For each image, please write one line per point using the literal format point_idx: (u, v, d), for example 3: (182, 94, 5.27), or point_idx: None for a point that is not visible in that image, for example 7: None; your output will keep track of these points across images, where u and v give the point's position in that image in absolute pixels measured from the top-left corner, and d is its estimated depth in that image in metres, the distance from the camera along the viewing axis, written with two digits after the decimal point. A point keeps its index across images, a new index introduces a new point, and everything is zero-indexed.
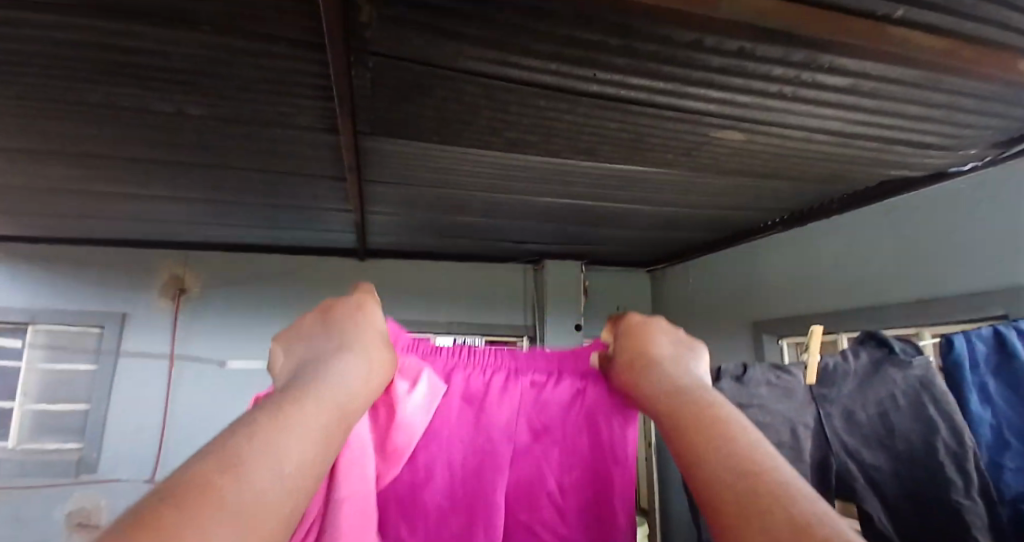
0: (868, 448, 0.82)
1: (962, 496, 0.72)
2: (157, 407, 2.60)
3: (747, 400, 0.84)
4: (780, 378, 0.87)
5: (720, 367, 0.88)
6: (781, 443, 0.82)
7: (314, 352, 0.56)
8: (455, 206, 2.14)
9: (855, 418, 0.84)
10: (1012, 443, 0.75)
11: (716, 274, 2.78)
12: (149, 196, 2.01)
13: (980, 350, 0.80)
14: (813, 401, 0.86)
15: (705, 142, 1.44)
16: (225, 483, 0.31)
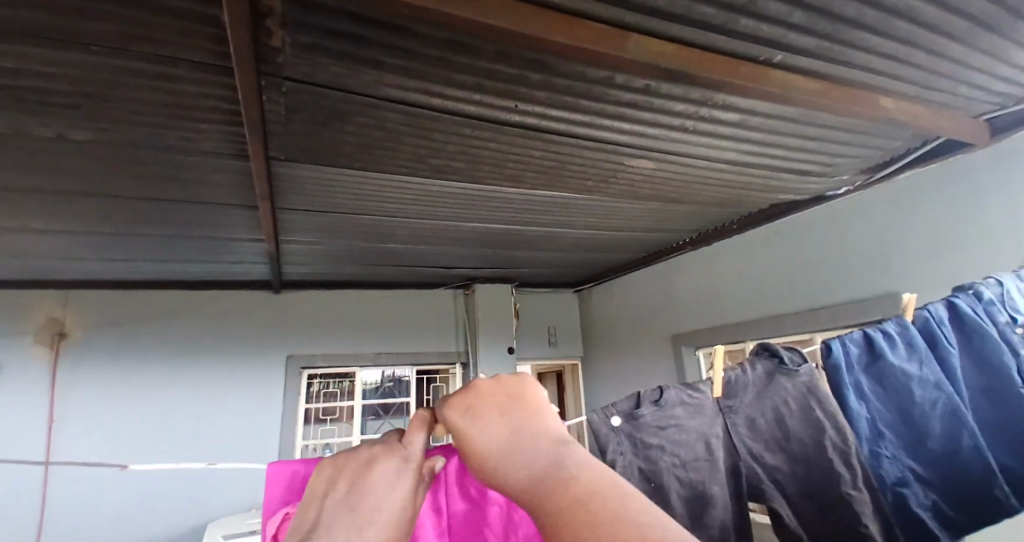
0: (769, 451, 0.86)
1: (850, 487, 0.81)
2: (30, 472, 2.21)
3: (665, 423, 0.83)
4: (693, 395, 0.86)
5: (637, 392, 0.85)
6: (697, 458, 0.82)
7: (354, 474, 0.63)
8: (380, 233, 2.09)
9: (755, 424, 0.87)
10: (884, 434, 0.86)
11: (636, 293, 2.93)
12: (20, 230, 1.76)
13: (853, 352, 0.90)
14: (719, 412, 0.87)
15: (620, 170, 1.54)
16: None
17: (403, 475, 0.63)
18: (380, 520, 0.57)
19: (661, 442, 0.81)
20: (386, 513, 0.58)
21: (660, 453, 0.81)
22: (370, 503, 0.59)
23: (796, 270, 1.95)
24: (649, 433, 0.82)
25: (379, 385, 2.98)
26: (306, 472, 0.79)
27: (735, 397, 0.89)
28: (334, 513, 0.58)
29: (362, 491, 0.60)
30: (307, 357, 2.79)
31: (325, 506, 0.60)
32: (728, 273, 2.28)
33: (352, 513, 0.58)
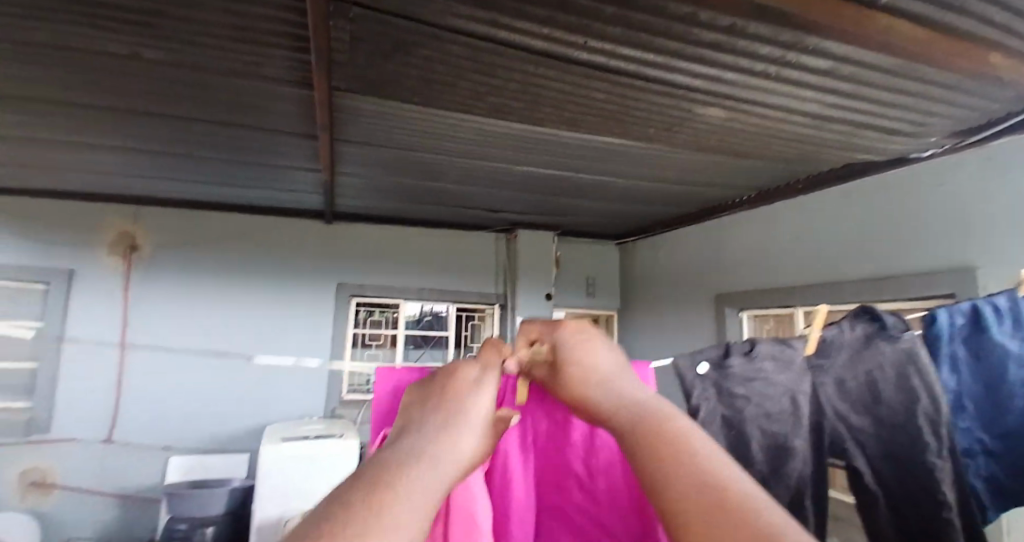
0: (855, 413, 0.89)
1: (935, 457, 0.83)
2: (113, 365, 2.49)
3: (754, 375, 0.87)
4: (785, 351, 0.89)
5: (729, 342, 0.89)
6: (783, 411, 0.87)
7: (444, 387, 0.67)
8: (432, 171, 2.10)
9: (845, 386, 0.89)
10: (967, 408, 0.87)
11: (683, 249, 2.87)
12: (92, 144, 1.84)
13: (958, 323, 0.88)
14: (810, 370, 0.89)
15: (687, 117, 1.47)
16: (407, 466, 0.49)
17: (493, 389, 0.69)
18: (469, 423, 0.61)
19: (747, 393, 0.87)
20: (475, 418, 0.62)
21: (745, 404, 0.87)
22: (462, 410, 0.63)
23: (861, 237, 1.85)
24: (737, 383, 0.87)
25: (419, 318, 3.12)
26: (410, 378, 0.90)
27: (828, 356, 0.90)
28: (425, 419, 0.61)
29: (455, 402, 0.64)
30: (356, 286, 2.92)
31: (410, 417, 0.63)
32: (787, 235, 2.19)
33: (444, 419, 0.61)
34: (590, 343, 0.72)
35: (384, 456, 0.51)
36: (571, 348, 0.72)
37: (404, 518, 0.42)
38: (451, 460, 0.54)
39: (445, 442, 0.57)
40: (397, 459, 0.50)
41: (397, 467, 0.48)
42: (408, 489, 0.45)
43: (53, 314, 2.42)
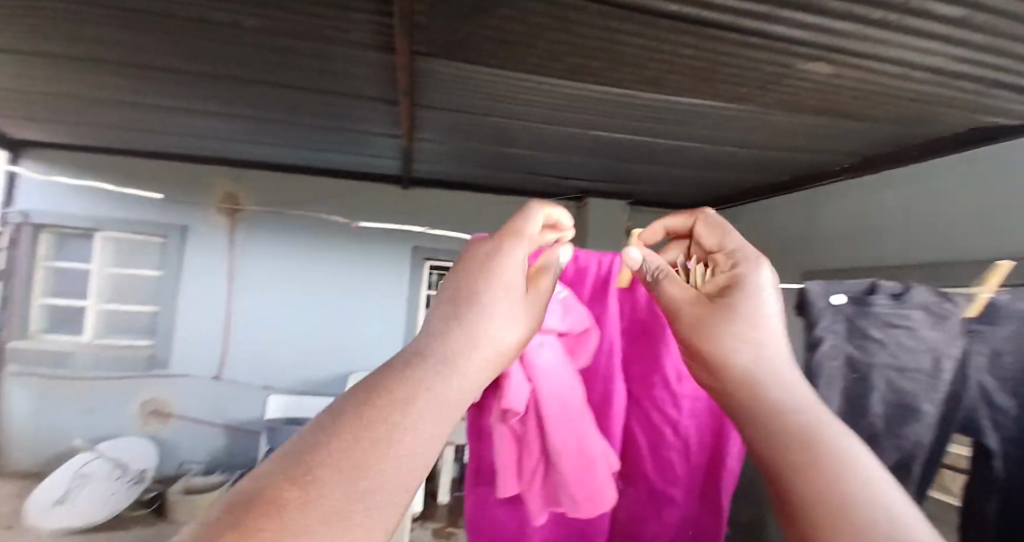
0: (1002, 390, 0.87)
1: None
2: (221, 312, 2.80)
3: (897, 320, 0.85)
4: (942, 306, 0.85)
5: (878, 282, 0.86)
6: (920, 367, 0.86)
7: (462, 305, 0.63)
8: (507, 137, 2.10)
9: (999, 361, 0.87)
10: None
11: (769, 220, 2.68)
12: (197, 112, 1.98)
13: None
14: (966, 334, 0.86)
15: (783, 74, 1.34)
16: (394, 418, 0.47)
17: (511, 306, 0.65)
18: (477, 358, 0.59)
19: (883, 337, 0.85)
20: (484, 351, 0.60)
21: (877, 348, 0.86)
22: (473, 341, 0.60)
23: (986, 212, 1.63)
24: (875, 326, 0.85)
25: None
26: None
27: (991, 325, 0.86)
28: (435, 343, 0.58)
29: (468, 325, 0.61)
30: (430, 249, 3.03)
31: (425, 331, 0.61)
32: (892, 208, 1.97)
33: (453, 348, 0.58)
34: (770, 290, 0.71)
35: (378, 393, 0.49)
36: (750, 282, 0.71)
37: (384, 491, 0.42)
38: (453, 409, 0.53)
39: (449, 381, 0.54)
40: (393, 404, 0.48)
41: (391, 418, 0.47)
42: (391, 456, 0.44)
43: (172, 266, 2.75)
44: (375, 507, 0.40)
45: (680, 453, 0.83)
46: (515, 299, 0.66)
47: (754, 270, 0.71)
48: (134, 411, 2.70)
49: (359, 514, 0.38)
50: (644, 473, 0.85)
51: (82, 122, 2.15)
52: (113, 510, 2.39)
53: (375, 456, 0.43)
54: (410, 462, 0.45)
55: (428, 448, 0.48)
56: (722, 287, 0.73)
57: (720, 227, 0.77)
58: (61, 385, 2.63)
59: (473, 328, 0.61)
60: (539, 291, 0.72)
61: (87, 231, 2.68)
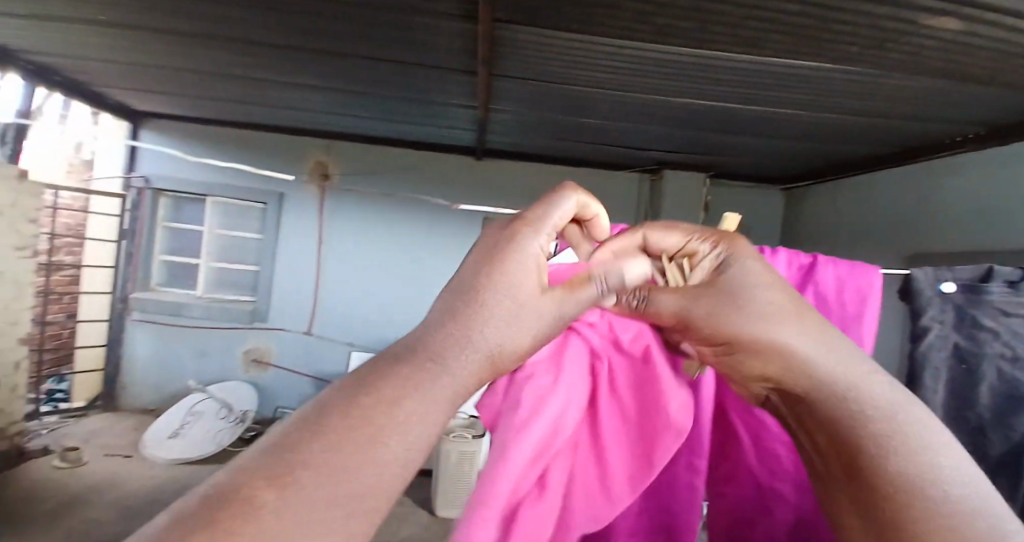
0: None
1: None
2: (311, 274, 3.04)
3: (1015, 310, 0.87)
4: None
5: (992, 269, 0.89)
6: None
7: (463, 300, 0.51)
8: (583, 106, 2.05)
9: None
10: None
11: (871, 198, 2.44)
12: (292, 85, 2.10)
13: None
14: None
15: (907, 32, 1.20)
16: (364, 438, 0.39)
17: (518, 307, 0.52)
18: (478, 359, 0.49)
19: (997, 327, 0.88)
20: (486, 352, 0.50)
21: (990, 338, 0.89)
22: (473, 334, 0.49)
23: None
24: (988, 315, 0.88)
25: None
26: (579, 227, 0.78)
27: None
28: (433, 341, 0.48)
29: (466, 318, 0.50)
30: None
31: (425, 321, 0.51)
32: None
33: (449, 340, 0.48)
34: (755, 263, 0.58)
35: (372, 394, 0.42)
36: (736, 254, 0.59)
37: (362, 497, 0.36)
38: (431, 428, 0.44)
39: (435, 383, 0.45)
40: (381, 408, 0.41)
41: (364, 432, 0.39)
42: (376, 461, 0.38)
43: (269, 230, 3.00)
44: (352, 520, 0.35)
45: (788, 445, 0.66)
46: (528, 296, 0.53)
47: (730, 245, 0.59)
48: (237, 358, 3.01)
49: (333, 529, 0.33)
50: (747, 468, 0.68)
51: (195, 95, 2.38)
52: (218, 444, 2.68)
53: (360, 460, 0.37)
54: (397, 468, 0.40)
55: (415, 452, 0.42)
56: (711, 270, 0.60)
57: (672, 221, 0.64)
58: (175, 332, 2.96)
59: (477, 323, 0.50)
60: (574, 298, 0.58)
61: (199, 196, 2.97)
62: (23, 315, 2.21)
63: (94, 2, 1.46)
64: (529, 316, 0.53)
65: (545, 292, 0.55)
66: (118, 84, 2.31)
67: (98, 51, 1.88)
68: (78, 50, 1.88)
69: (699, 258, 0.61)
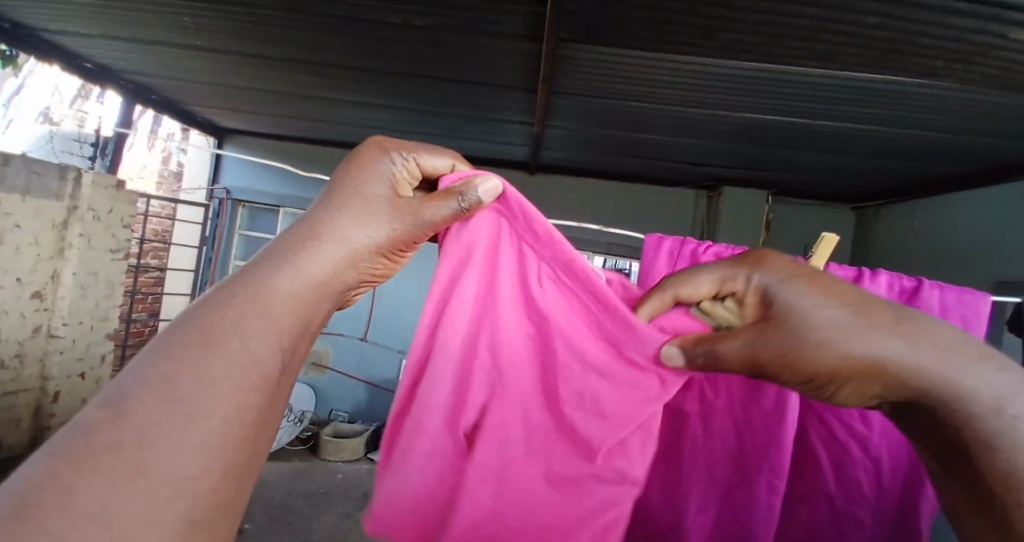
0: None
1: None
2: None
3: None
4: None
5: None
6: None
7: (315, 215, 0.53)
8: (639, 122, 2.04)
9: None
10: None
11: (953, 219, 2.27)
12: (360, 103, 2.21)
13: None
14: None
15: (996, 45, 1.15)
16: (196, 354, 0.40)
17: (369, 215, 0.55)
18: (323, 256, 0.51)
19: None
20: (337, 254, 0.52)
21: None
22: (311, 240, 0.51)
23: None
24: None
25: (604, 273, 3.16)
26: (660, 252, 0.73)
27: None
28: (276, 259, 0.49)
29: (312, 227, 0.52)
30: None
31: (294, 227, 0.53)
32: None
33: (291, 247, 0.50)
34: (788, 269, 0.52)
35: (186, 335, 0.41)
36: (771, 276, 0.52)
37: (214, 416, 0.38)
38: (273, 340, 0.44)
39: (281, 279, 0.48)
40: (202, 340, 0.41)
41: (192, 356, 0.40)
42: (213, 388, 0.39)
43: None
44: (204, 436, 0.37)
45: (869, 475, 0.67)
46: (376, 201, 0.55)
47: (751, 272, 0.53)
48: None
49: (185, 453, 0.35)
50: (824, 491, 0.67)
51: (272, 113, 2.56)
52: (278, 441, 2.82)
53: (191, 384, 0.38)
54: (253, 387, 0.41)
55: (260, 363, 0.42)
56: (755, 304, 0.52)
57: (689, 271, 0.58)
58: None
59: (319, 227, 0.52)
60: (425, 210, 0.57)
61: (272, 206, 3.18)
62: (112, 312, 2.40)
63: (194, 28, 1.61)
64: (375, 216, 0.55)
65: (401, 198, 0.57)
66: (206, 103, 2.52)
67: (194, 73, 2.06)
68: (175, 72, 2.08)
69: (738, 298, 0.54)
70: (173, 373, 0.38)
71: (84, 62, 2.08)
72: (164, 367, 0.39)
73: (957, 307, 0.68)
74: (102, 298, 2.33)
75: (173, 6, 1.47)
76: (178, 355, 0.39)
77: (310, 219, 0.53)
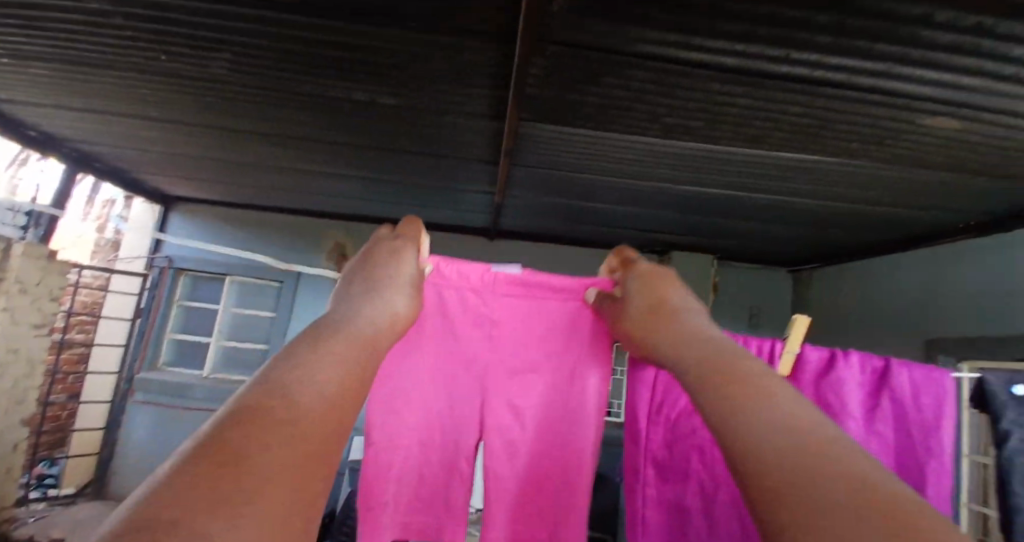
0: None
1: None
2: None
3: None
4: None
5: None
6: None
7: (361, 283, 0.66)
8: (593, 193, 2.16)
9: None
10: None
11: (879, 281, 2.49)
12: (319, 172, 2.21)
13: None
14: None
15: (903, 129, 1.33)
16: (275, 404, 0.43)
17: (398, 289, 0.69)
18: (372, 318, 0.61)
19: None
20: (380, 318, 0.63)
21: None
22: (364, 305, 0.62)
23: None
24: None
25: None
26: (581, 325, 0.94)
27: None
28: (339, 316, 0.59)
29: (367, 294, 0.64)
30: None
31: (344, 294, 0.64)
32: None
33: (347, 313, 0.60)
34: (656, 271, 0.76)
35: (265, 387, 0.45)
36: (639, 272, 0.77)
37: (302, 449, 0.41)
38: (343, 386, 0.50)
39: (362, 314, 0.60)
40: (283, 388, 0.45)
41: (280, 397, 0.44)
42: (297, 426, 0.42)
43: (284, 308, 2.97)
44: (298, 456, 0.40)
45: None
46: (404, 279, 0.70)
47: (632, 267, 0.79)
48: None
49: (287, 493, 0.37)
50: None
51: (228, 182, 2.51)
52: None
53: (276, 424, 0.41)
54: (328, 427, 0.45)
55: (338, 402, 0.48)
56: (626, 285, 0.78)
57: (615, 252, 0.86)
58: (175, 415, 2.84)
59: (370, 299, 0.64)
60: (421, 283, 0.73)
61: (217, 274, 3.02)
62: (30, 394, 2.13)
63: (153, 100, 1.59)
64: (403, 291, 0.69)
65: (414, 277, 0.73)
66: (155, 171, 2.45)
67: (145, 143, 2.01)
68: (125, 141, 2.02)
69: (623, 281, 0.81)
70: (265, 410, 0.42)
71: (27, 130, 1.98)
72: (252, 412, 0.41)
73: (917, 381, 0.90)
74: (21, 378, 2.08)
75: (131, 78, 1.45)
76: (248, 417, 0.41)
77: (355, 283, 0.66)
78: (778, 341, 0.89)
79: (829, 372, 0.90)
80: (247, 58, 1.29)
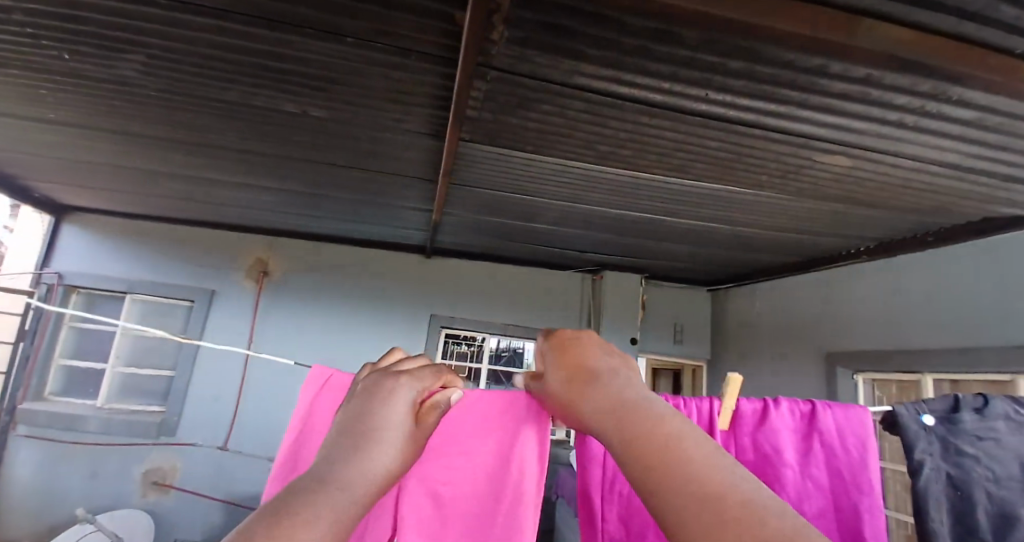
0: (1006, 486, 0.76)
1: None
2: (234, 383, 2.68)
3: (985, 434, 0.79)
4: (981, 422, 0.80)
5: (956, 396, 0.82)
6: (1011, 476, 0.77)
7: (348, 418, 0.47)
8: (530, 213, 2.21)
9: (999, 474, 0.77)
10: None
11: (786, 299, 2.74)
12: (241, 184, 2.08)
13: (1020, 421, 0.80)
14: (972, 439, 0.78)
15: (804, 165, 1.50)
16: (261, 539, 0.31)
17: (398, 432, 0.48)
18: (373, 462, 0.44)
19: (977, 452, 0.78)
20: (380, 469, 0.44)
21: (973, 464, 0.77)
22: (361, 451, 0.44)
23: (988, 295, 1.73)
24: (966, 440, 0.78)
25: (500, 354, 3.15)
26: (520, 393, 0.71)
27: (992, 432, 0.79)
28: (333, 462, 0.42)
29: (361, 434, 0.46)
30: (447, 317, 3.03)
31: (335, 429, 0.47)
32: (915, 290, 2.01)
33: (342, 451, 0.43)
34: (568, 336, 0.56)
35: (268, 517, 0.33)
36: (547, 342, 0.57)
37: None
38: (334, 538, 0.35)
39: (351, 470, 0.41)
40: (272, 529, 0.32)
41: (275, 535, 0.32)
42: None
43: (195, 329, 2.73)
44: None
45: None
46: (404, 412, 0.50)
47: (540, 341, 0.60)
48: (135, 483, 2.52)
49: None
50: None
51: (134, 191, 2.29)
52: None
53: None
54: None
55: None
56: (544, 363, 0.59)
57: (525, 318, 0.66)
58: (63, 451, 2.50)
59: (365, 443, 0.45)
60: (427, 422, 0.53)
61: (116, 292, 2.73)
62: None
63: (48, 100, 1.43)
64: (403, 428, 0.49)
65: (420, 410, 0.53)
66: (47, 178, 2.19)
67: (34, 145, 1.79)
68: (9, 142, 1.78)
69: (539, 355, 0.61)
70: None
71: None
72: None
73: (841, 420, 0.81)
74: None
75: (22, 74, 1.30)
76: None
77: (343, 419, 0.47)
78: (715, 399, 0.80)
79: (759, 424, 0.81)
80: (166, 62, 1.20)
